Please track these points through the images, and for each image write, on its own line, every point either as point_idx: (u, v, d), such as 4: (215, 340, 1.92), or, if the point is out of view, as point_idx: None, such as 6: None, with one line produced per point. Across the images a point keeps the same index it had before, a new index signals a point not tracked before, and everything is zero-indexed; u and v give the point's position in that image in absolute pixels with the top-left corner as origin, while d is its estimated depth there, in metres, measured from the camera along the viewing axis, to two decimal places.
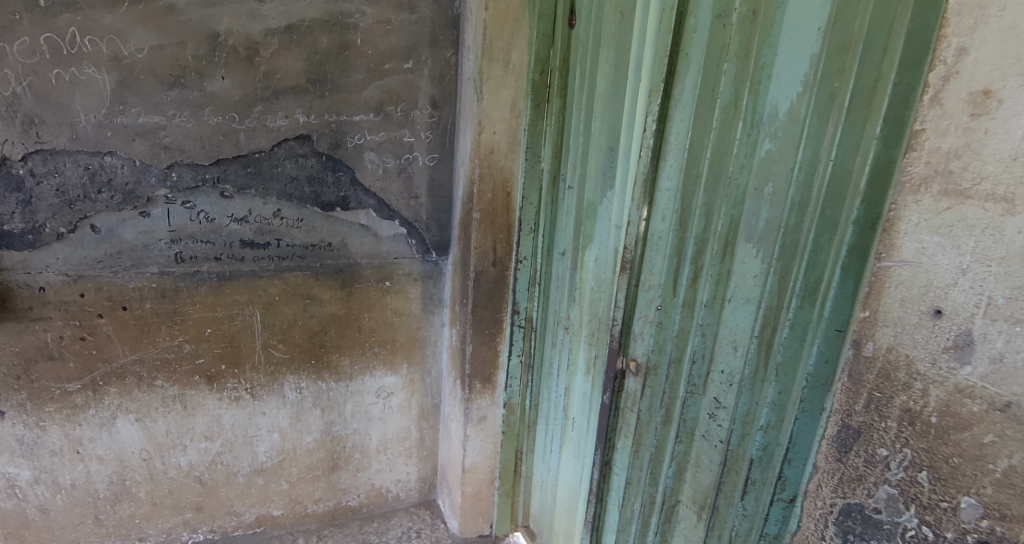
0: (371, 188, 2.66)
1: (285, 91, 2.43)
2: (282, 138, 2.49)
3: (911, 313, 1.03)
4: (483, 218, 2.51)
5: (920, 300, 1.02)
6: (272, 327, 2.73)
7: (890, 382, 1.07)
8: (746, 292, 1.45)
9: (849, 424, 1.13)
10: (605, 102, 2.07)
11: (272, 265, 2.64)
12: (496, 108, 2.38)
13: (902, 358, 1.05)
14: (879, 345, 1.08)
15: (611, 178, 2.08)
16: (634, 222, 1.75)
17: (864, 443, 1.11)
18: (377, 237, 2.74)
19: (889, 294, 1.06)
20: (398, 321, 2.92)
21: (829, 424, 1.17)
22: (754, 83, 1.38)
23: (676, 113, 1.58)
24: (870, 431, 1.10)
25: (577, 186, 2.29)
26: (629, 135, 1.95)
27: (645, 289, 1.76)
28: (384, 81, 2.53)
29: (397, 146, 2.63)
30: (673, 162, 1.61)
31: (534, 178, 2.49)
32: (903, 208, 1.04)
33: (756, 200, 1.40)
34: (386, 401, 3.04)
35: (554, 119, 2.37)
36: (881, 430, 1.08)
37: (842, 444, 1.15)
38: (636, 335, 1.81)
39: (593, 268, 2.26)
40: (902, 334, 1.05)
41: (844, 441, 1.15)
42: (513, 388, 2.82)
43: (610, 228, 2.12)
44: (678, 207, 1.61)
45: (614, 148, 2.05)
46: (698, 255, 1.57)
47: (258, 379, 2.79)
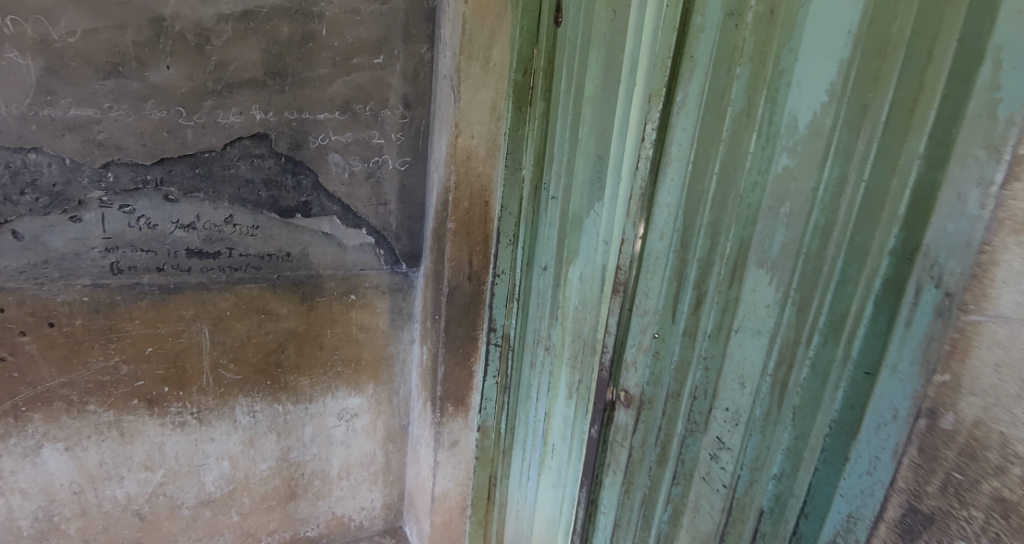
0: (336, 193, 2.43)
1: (239, 84, 2.19)
2: (235, 136, 2.24)
3: (1009, 382, 0.85)
4: (459, 229, 2.31)
5: (1022, 367, 0.83)
6: (222, 344, 2.48)
7: (975, 464, 0.90)
8: (758, 325, 1.29)
9: (918, 508, 0.98)
10: (594, 108, 1.91)
11: (223, 276, 2.39)
12: (475, 109, 2.19)
13: (993, 437, 0.87)
14: (962, 419, 0.90)
15: (600, 188, 1.91)
16: (629, 240, 1.58)
17: (938, 532, 0.95)
18: (342, 247, 2.52)
19: (978, 357, 0.88)
20: (363, 338, 2.70)
21: (893, 505, 1.02)
22: (772, 90, 1.22)
23: (679, 121, 1.42)
24: (946, 520, 0.93)
25: (562, 197, 2.12)
26: (622, 144, 1.78)
27: (639, 313, 1.58)
28: (352, 77, 2.31)
29: (365, 148, 2.41)
30: (674, 176, 1.44)
31: (513, 186, 2.31)
32: (1002, 251, 0.87)
33: (771, 221, 1.24)
34: (349, 423, 2.82)
35: (538, 123, 2.19)
36: (961, 520, 0.92)
37: (908, 529, 1.00)
38: (629, 364, 1.64)
39: (578, 286, 2.09)
40: (994, 407, 0.87)
41: (911, 526, 0.99)
42: (487, 410, 2.63)
43: (597, 244, 1.95)
44: (680, 225, 1.44)
45: (604, 157, 1.88)
46: (702, 280, 1.41)
47: (206, 403, 2.54)
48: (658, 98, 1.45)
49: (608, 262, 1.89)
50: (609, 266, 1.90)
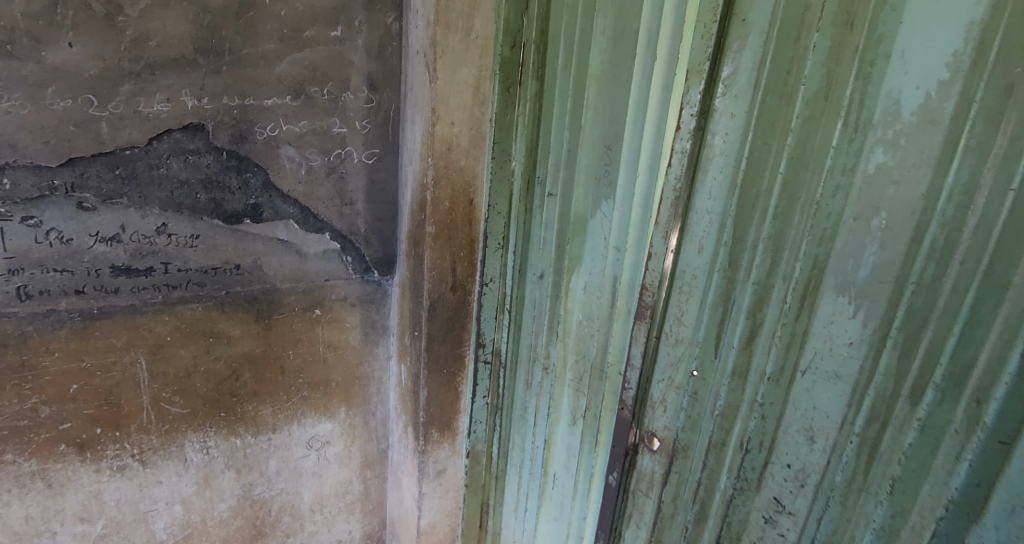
0: (291, 194, 2.06)
1: (164, 64, 1.78)
2: (163, 128, 1.84)
3: None
4: (440, 234, 1.97)
5: None
6: (164, 375, 2.12)
7: None
8: (838, 368, 1.01)
9: None
10: (602, 89, 1.58)
11: (160, 296, 2.01)
12: (456, 92, 1.84)
13: None
14: None
15: (610, 186, 1.60)
16: (658, 254, 1.26)
17: None
18: (301, 255, 2.16)
19: None
20: (332, 357, 2.37)
21: None
22: (864, 64, 0.92)
23: (727, 105, 1.11)
24: None
25: (561, 194, 1.79)
26: (639, 133, 1.47)
27: (669, 343, 1.28)
28: (305, 54, 1.93)
29: (324, 139, 2.04)
30: (718, 175, 1.14)
31: (502, 181, 1.98)
32: None
33: (860, 236, 0.95)
34: (320, 452, 2.50)
35: (529, 107, 1.85)
36: None
37: None
38: (655, 404, 1.34)
39: (582, 299, 1.79)
40: None
41: None
42: (477, 433, 2.33)
43: (606, 251, 1.65)
44: (727, 237, 1.14)
45: (615, 148, 1.56)
46: (759, 308, 1.11)
47: (148, 442, 2.19)
48: (699, 74, 1.13)
49: (622, 274, 1.59)
50: (624, 279, 1.59)
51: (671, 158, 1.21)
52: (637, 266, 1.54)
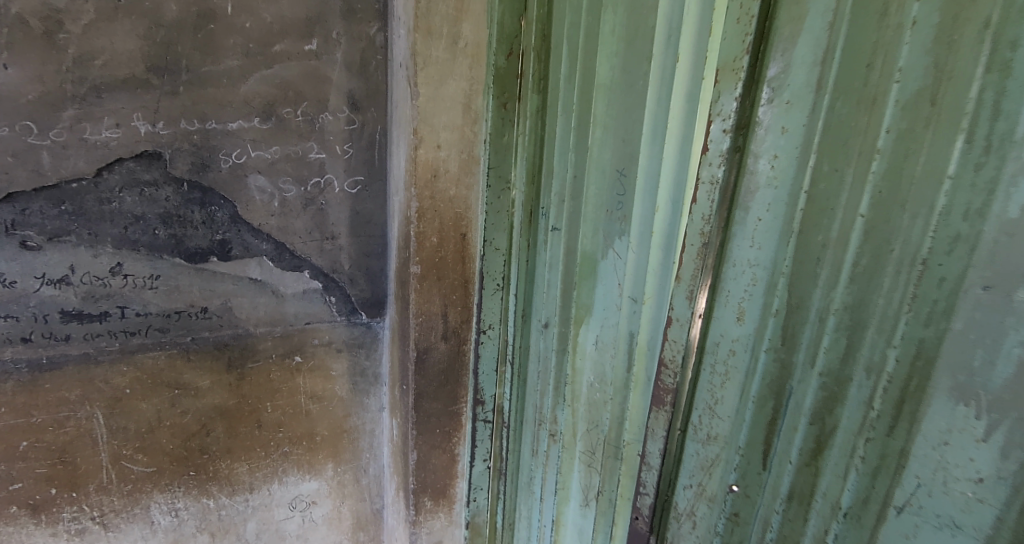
0: (263, 228, 1.82)
1: (113, 86, 1.57)
2: (113, 158, 1.62)
3: None
4: (427, 275, 1.69)
5: None
6: (124, 431, 1.88)
7: None
8: (957, 514, 0.65)
9: None
10: (611, 102, 1.27)
11: (117, 344, 1.79)
12: (443, 110, 1.57)
13: None
14: None
15: (624, 220, 1.28)
16: (682, 320, 0.92)
17: None
18: (277, 296, 1.90)
19: None
20: (315, 410, 2.09)
21: None
22: (1001, 46, 0.58)
23: (777, 115, 0.78)
24: None
25: (566, 228, 1.47)
26: (658, 155, 1.15)
27: (698, 439, 0.94)
28: (275, 70, 1.69)
29: (300, 166, 1.79)
30: (765, 213, 0.80)
31: (501, 212, 1.68)
32: None
33: (996, 313, 0.60)
34: (305, 513, 2.20)
35: (530, 125, 1.55)
36: None
37: None
38: (681, 517, 1.00)
39: (592, 357, 1.45)
40: None
41: None
42: (479, 502, 2.01)
43: (620, 301, 1.32)
44: (780, 303, 0.80)
45: (629, 174, 1.24)
46: (828, 408, 0.76)
47: (109, 504, 1.95)
48: (735, 73, 0.80)
49: (640, 331, 1.26)
50: (642, 339, 1.26)
51: (696, 190, 0.88)
52: (657, 324, 1.20)
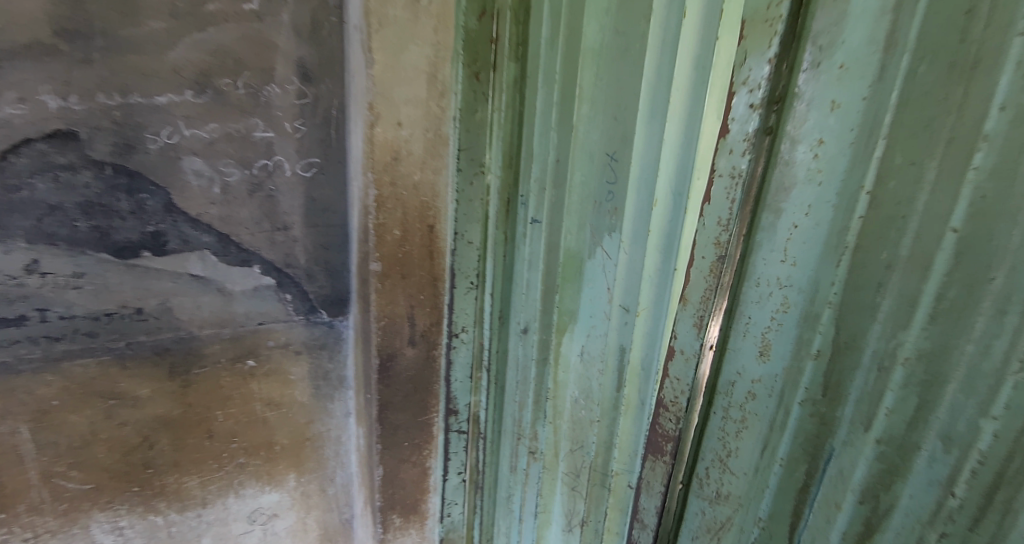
0: (203, 218, 1.59)
1: (12, 51, 1.32)
2: (19, 137, 1.38)
3: None
4: (390, 274, 1.47)
5: None
6: (54, 447, 1.63)
7: None
8: None
9: None
10: (600, 72, 1.05)
11: (38, 351, 1.55)
12: (404, 81, 1.32)
13: None
14: None
15: (615, 215, 1.07)
16: (687, 353, 0.84)
17: None
18: (225, 294, 1.68)
19: None
20: (273, 417, 1.87)
21: None
22: None
23: (828, 82, 0.65)
24: None
25: (548, 220, 1.26)
26: (657, 136, 0.93)
27: (704, 497, 0.87)
28: (209, 34, 1.45)
29: (244, 147, 1.56)
30: (803, 219, 0.70)
31: (473, 201, 1.47)
32: None
33: None
34: (267, 526, 2.00)
35: (506, 100, 1.33)
36: None
37: None
38: None
39: (577, 370, 1.25)
40: None
41: None
42: (454, 517, 1.83)
43: (610, 309, 1.12)
44: (824, 342, 0.70)
45: (622, 159, 1.03)
46: (886, 483, 0.65)
47: (43, 525, 1.70)
48: (771, 36, 0.67)
49: (632, 348, 1.06)
50: (633, 356, 1.06)
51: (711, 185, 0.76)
52: (654, 342, 1.00)
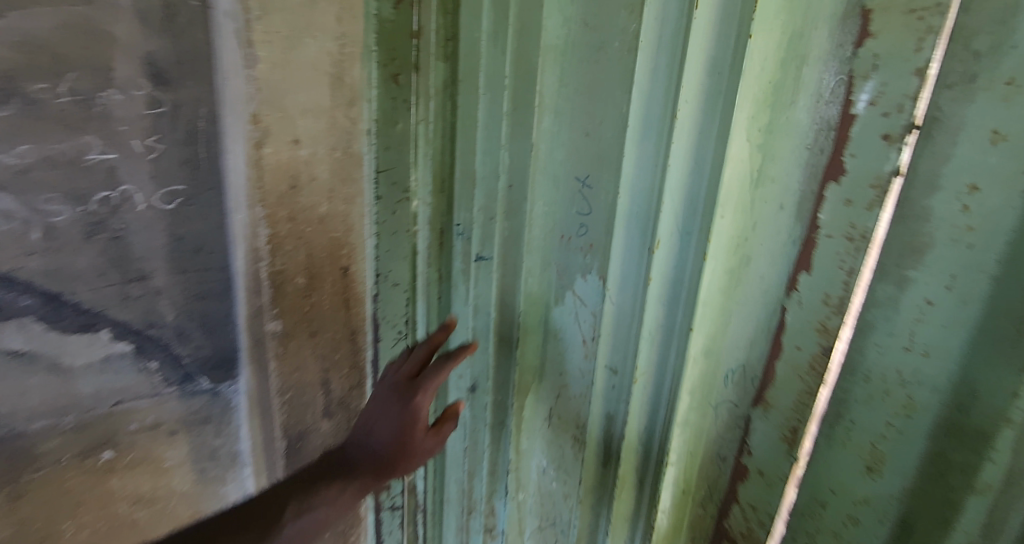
0: (11, 272, 1.04)
1: None
2: None
3: None
4: (292, 332, 1.21)
5: None
6: None
7: None
8: None
9: None
10: (566, 77, 0.84)
11: None
12: (304, 87, 1.05)
13: None
14: None
15: (591, 253, 0.87)
16: (768, 474, 0.71)
17: None
18: (61, 373, 1.17)
19: None
20: (144, 516, 1.41)
21: None
22: None
23: (989, 102, 0.48)
24: None
25: (500, 261, 1.02)
26: (657, 159, 0.72)
27: None
28: (12, 18, 0.89)
29: (74, 175, 1.02)
30: (942, 295, 0.53)
31: (393, 231, 1.20)
32: None
33: None
34: None
35: (434, 109, 1.07)
36: None
37: None
38: None
39: (545, 439, 1.05)
40: None
41: None
42: None
43: (588, 366, 0.92)
44: (996, 474, 0.52)
45: (598, 184, 0.83)
46: None
47: None
48: (922, 43, 0.51)
49: (627, 420, 0.84)
50: (631, 433, 0.85)
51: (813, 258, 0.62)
52: (660, 415, 0.80)
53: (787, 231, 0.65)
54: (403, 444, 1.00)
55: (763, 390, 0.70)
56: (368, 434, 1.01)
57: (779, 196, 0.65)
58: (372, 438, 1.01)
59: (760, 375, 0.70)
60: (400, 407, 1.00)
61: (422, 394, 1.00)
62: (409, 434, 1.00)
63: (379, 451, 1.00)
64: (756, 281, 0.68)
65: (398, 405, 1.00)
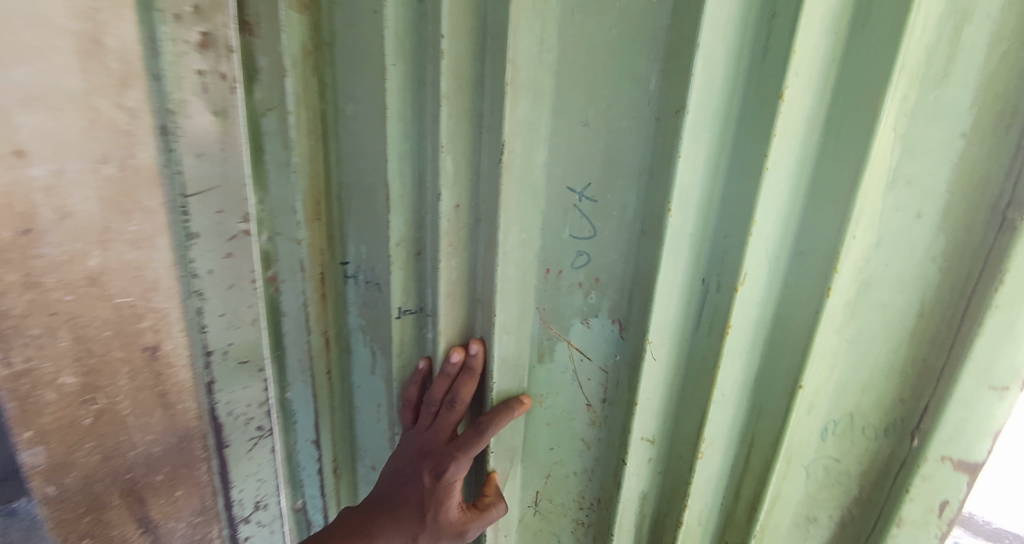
0: None
1: None
2: None
3: None
4: (53, 480, 0.60)
5: None
6: None
7: None
8: None
9: None
10: (551, 39, 0.55)
11: None
12: (38, 54, 0.49)
13: None
14: None
15: (595, 288, 0.63)
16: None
17: None
18: None
19: None
20: None
21: None
22: None
23: None
24: None
25: (447, 321, 0.68)
26: (744, 162, 0.51)
27: None
28: None
29: None
30: None
31: (227, 287, 0.67)
32: None
33: None
34: None
35: (296, 89, 0.65)
36: None
37: None
38: None
39: (527, 530, 0.79)
40: None
41: None
42: None
43: (593, 433, 0.70)
44: None
45: (608, 191, 0.59)
46: None
47: None
48: None
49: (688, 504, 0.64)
50: (689, 519, 0.65)
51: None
52: (740, 493, 0.63)
53: (922, 248, 0.49)
54: (426, 524, 0.71)
55: (902, 464, 0.54)
56: (394, 502, 0.72)
57: (916, 202, 0.48)
58: (394, 507, 0.72)
59: (878, 425, 0.55)
60: (423, 480, 0.71)
61: (459, 468, 0.70)
62: (432, 515, 0.71)
63: (399, 524, 0.72)
64: (877, 313, 0.52)
65: (429, 473, 0.71)
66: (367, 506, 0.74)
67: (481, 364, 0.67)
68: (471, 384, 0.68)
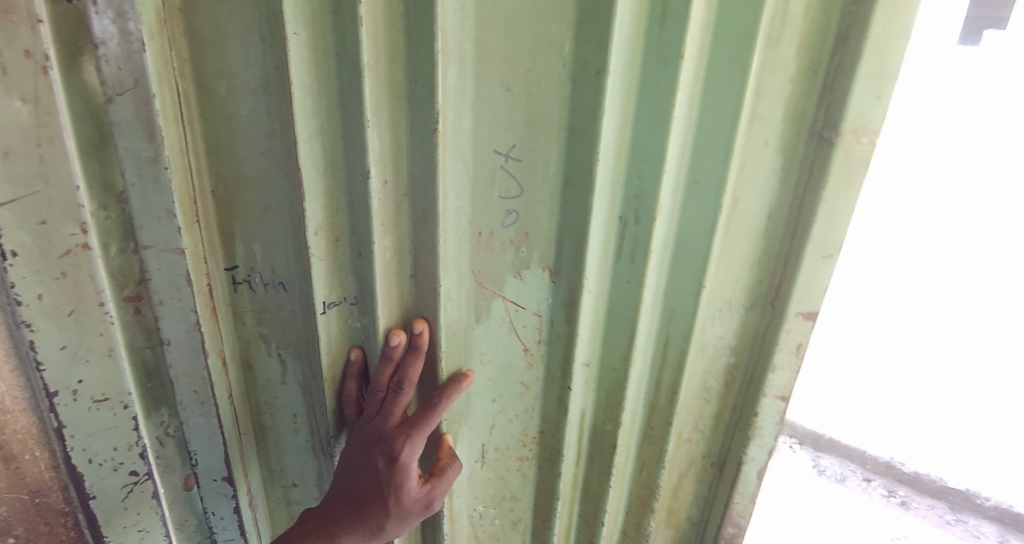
0: None
1: None
2: None
3: None
4: None
5: None
6: None
7: None
8: None
9: None
10: (469, 5, 0.56)
11: None
12: None
13: None
14: None
15: (526, 242, 0.68)
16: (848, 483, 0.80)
17: None
18: None
19: None
20: None
21: None
22: None
23: None
24: None
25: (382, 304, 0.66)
26: (650, 111, 0.61)
27: None
28: None
29: None
30: None
31: (67, 314, 0.57)
32: None
33: None
34: None
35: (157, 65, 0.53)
36: None
37: None
38: None
39: (479, 482, 0.83)
40: None
41: None
42: None
43: (534, 375, 0.76)
44: None
45: (531, 151, 0.63)
46: None
47: None
48: None
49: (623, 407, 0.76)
50: (622, 420, 0.77)
51: None
52: (659, 383, 0.77)
53: (770, 166, 0.66)
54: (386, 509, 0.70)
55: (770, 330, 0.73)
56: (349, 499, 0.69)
57: (766, 132, 0.64)
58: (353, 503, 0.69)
59: (747, 304, 0.74)
60: (375, 470, 0.68)
61: (411, 449, 0.68)
62: (390, 500, 0.70)
63: (358, 517, 0.69)
64: (744, 219, 0.69)
65: (381, 463, 0.68)
66: (325, 504, 0.71)
67: (424, 340, 0.67)
68: (415, 361, 0.67)
